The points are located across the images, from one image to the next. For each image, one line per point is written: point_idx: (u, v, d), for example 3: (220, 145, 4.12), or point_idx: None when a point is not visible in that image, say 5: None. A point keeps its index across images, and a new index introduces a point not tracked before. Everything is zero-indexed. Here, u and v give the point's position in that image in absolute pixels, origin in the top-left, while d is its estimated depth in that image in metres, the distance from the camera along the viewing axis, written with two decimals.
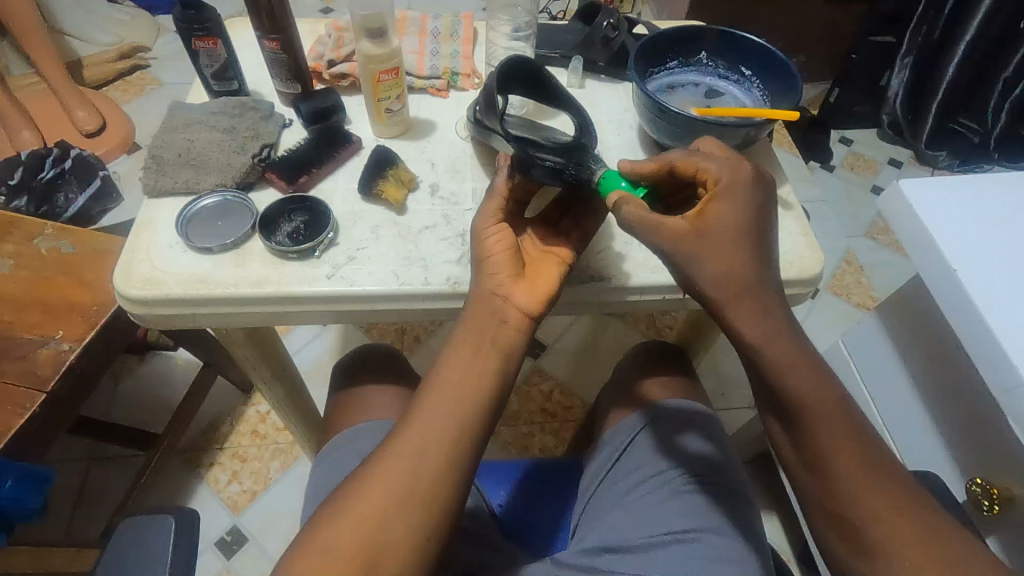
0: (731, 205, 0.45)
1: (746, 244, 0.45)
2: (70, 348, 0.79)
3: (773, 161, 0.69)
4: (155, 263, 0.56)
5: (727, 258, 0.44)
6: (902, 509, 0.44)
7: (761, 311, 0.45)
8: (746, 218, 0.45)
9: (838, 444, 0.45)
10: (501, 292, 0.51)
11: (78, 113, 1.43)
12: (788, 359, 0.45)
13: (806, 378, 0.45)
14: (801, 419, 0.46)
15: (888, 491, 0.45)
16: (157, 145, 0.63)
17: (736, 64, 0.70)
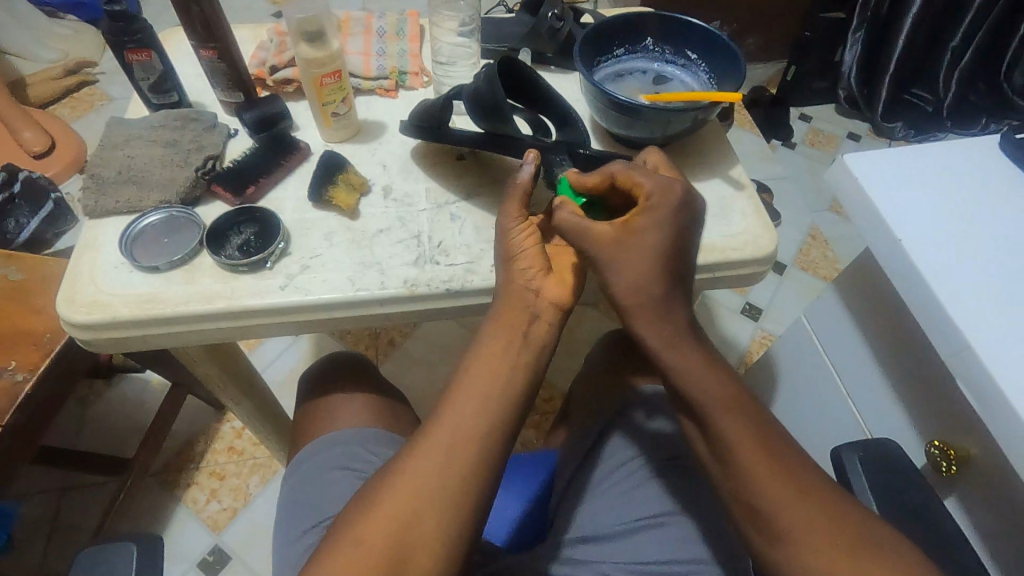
0: (652, 224, 0.49)
1: (660, 265, 0.48)
2: (24, 379, 0.77)
3: (725, 143, 0.69)
4: (100, 285, 0.54)
5: (635, 266, 0.48)
6: (812, 503, 0.43)
7: (651, 314, 0.49)
8: (657, 242, 0.49)
9: (739, 431, 0.46)
10: (534, 289, 0.51)
11: (23, 134, 1.38)
12: (685, 363, 0.48)
13: (711, 382, 0.48)
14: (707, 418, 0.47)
15: (787, 477, 0.44)
16: (96, 163, 0.61)
17: (681, 48, 0.70)
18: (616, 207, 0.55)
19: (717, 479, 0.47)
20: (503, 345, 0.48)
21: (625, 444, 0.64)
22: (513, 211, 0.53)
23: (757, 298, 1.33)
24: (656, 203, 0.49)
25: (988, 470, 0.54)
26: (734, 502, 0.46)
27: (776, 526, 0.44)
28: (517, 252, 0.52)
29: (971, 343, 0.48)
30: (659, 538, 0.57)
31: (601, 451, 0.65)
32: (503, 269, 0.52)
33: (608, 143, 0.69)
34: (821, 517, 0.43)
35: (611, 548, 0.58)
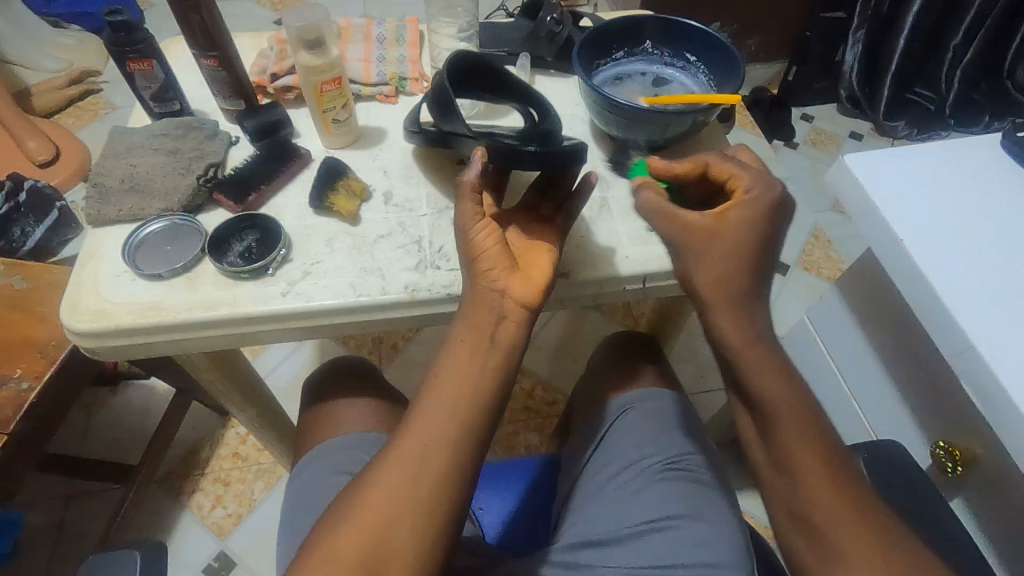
0: (749, 220, 0.47)
1: (747, 265, 0.46)
2: (29, 387, 0.77)
3: (725, 144, 0.69)
4: (103, 294, 0.55)
5: (720, 264, 0.46)
6: (868, 529, 0.43)
7: (738, 308, 0.46)
8: (753, 239, 0.47)
9: (801, 440, 0.45)
10: (496, 290, 0.49)
11: (29, 143, 1.39)
12: (760, 368, 0.46)
13: (776, 384, 0.46)
14: (770, 421, 0.46)
15: (847, 492, 0.44)
16: (99, 172, 0.62)
17: (680, 50, 0.70)
18: (694, 195, 0.53)
19: (778, 486, 0.46)
20: (469, 351, 0.47)
21: (661, 450, 0.63)
22: (467, 200, 0.50)
23: None
24: (759, 199, 0.47)
25: (993, 471, 0.54)
26: (790, 514, 0.45)
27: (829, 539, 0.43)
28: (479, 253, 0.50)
29: (975, 344, 0.48)
30: (666, 542, 0.56)
31: (634, 447, 0.64)
32: (466, 272, 0.51)
33: (608, 146, 0.69)
34: (872, 535, 0.43)
35: (617, 552, 0.57)
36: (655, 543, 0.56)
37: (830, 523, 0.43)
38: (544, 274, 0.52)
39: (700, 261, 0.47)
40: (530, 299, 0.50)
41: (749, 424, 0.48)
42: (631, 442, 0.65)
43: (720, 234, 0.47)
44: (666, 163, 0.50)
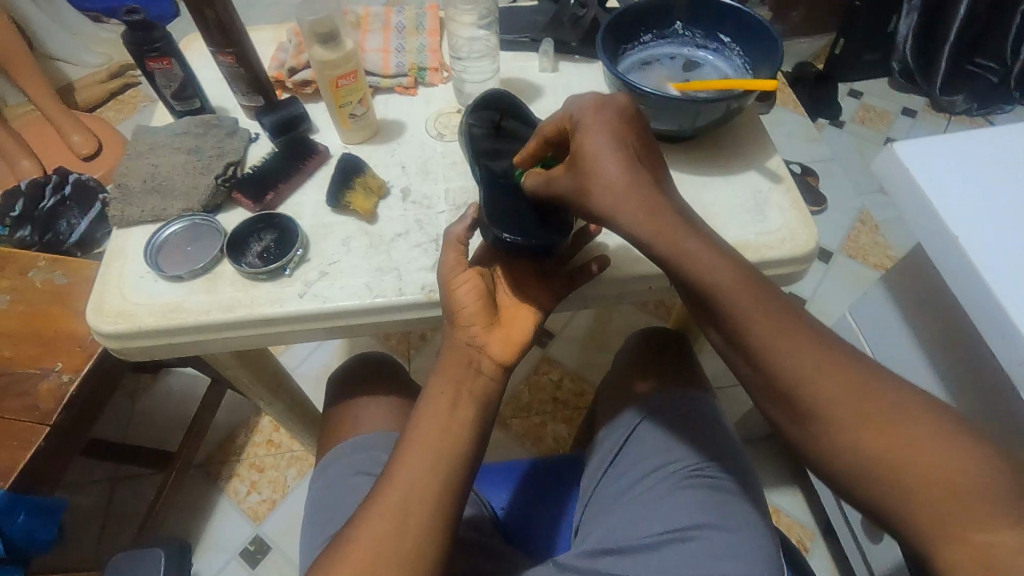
0: (594, 128, 0.43)
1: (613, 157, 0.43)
2: (70, 379, 0.80)
3: (762, 130, 0.64)
4: (127, 295, 0.55)
5: (598, 167, 0.43)
6: (855, 393, 0.37)
7: (631, 190, 0.42)
8: (601, 144, 0.43)
9: (750, 314, 0.39)
10: (471, 341, 0.50)
11: (73, 138, 1.44)
12: (706, 266, 0.40)
13: (710, 261, 0.41)
14: (711, 303, 0.40)
15: (822, 359, 0.38)
16: (123, 173, 0.62)
17: (713, 31, 0.66)
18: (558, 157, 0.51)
19: (769, 408, 0.40)
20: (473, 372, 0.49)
21: (664, 454, 0.62)
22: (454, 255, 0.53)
23: (800, 288, 1.27)
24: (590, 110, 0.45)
25: None
26: (764, 395, 0.40)
27: (829, 433, 0.37)
28: (458, 305, 0.51)
29: None
30: (686, 553, 0.54)
31: (630, 453, 0.64)
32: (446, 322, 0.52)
33: None
34: (858, 399, 0.37)
35: (637, 561, 0.55)
36: (676, 553, 0.54)
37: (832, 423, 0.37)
38: (518, 332, 0.52)
39: (588, 171, 0.43)
40: (498, 353, 0.51)
41: (722, 346, 0.42)
42: (635, 452, 0.63)
43: (580, 160, 0.44)
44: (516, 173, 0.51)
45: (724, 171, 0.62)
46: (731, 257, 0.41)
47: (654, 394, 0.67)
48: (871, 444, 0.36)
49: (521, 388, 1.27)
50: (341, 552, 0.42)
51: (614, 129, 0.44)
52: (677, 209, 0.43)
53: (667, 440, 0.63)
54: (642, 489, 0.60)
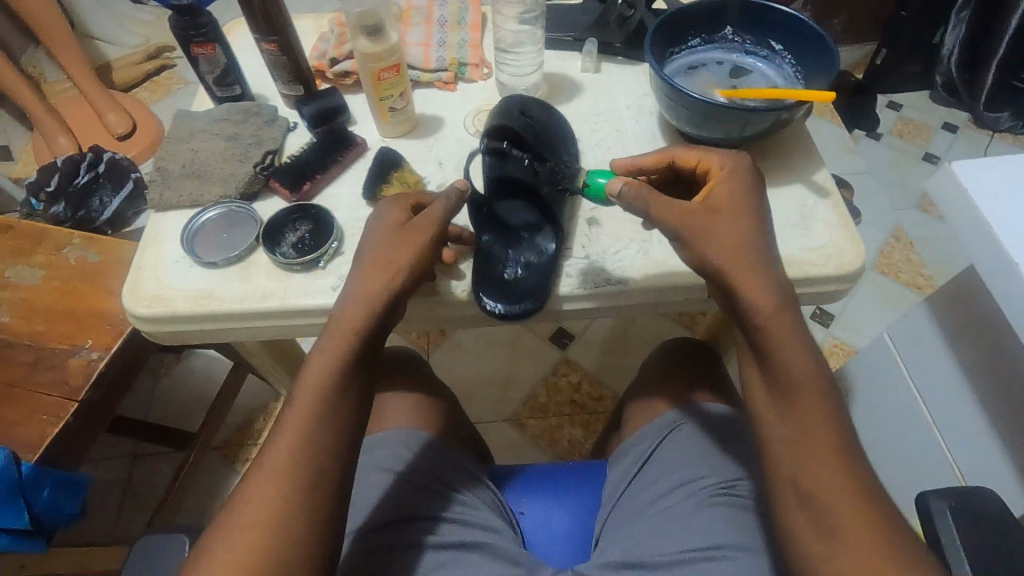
0: (733, 184, 0.47)
1: (751, 240, 0.45)
2: (99, 357, 0.81)
3: (810, 141, 0.62)
4: (163, 279, 0.55)
5: (737, 235, 0.45)
6: (875, 528, 0.38)
7: (755, 272, 0.44)
8: (741, 199, 0.46)
9: (814, 410, 0.41)
10: (369, 312, 0.47)
11: (108, 117, 1.46)
12: (791, 350, 0.42)
13: (796, 355, 0.42)
14: (785, 387, 0.42)
15: (854, 489, 0.39)
16: (162, 157, 0.63)
17: (765, 38, 0.64)
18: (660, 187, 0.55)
19: (788, 501, 0.41)
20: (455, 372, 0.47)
21: (691, 469, 0.60)
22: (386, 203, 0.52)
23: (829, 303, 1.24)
24: (730, 186, 0.47)
25: None
26: (792, 490, 0.40)
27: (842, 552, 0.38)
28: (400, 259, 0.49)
29: None
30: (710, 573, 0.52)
31: (654, 467, 0.62)
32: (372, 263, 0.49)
33: (677, 141, 0.64)
34: (878, 540, 0.38)
35: None
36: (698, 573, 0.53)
37: (846, 532, 0.38)
38: (399, 316, 0.50)
39: (711, 225, 0.45)
40: (381, 330, 0.48)
41: (770, 430, 0.42)
42: (661, 469, 0.62)
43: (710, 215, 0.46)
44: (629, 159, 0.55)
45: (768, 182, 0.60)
46: (818, 361, 0.43)
47: (679, 410, 0.66)
48: None
49: (539, 389, 1.27)
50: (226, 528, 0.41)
51: (751, 203, 0.46)
52: (793, 301, 0.44)
53: (693, 457, 0.61)
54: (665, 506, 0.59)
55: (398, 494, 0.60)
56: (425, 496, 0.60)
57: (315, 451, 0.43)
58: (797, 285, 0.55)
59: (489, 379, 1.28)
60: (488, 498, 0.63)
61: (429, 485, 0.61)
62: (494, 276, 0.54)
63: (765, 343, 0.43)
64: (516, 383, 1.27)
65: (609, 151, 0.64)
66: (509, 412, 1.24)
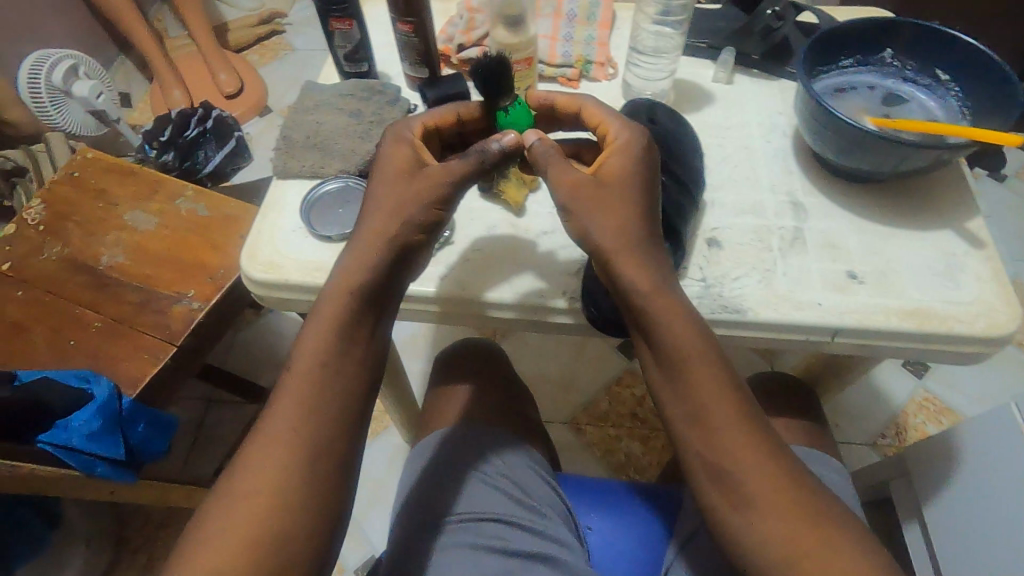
0: (620, 148, 0.46)
1: (638, 205, 0.45)
2: (199, 307, 0.85)
3: (965, 183, 0.57)
4: (279, 246, 0.57)
5: (616, 210, 0.44)
6: (789, 490, 0.40)
7: (638, 253, 0.44)
8: (615, 169, 0.45)
9: (714, 390, 0.41)
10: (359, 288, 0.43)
11: (220, 75, 1.53)
12: (677, 326, 0.43)
13: (683, 329, 0.43)
14: (684, 373, 0.42)
15: (767, 455, 0.41)
16: (288, 126, 0.64)
17: (929, 65, 0.58)
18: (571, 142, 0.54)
19: (703, 486, 0.42)
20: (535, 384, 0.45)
21: None
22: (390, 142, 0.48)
23: None
24: (623, 147, 0.46)
25: None
26: (704, 471, 0.41)
27: (757, 518, 0.40)
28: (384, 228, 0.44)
29: None
30: None
31: None
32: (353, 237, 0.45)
33: (813, 167, 0.60)
34: (793, 500, 0.40)
35: None
36: None
37: (759, 499, 0.40)
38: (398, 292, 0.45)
39: (606, 201, 0.45)
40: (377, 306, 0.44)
41: (680, 424, 0.42)
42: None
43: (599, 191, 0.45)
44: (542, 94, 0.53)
45: (915, 223, 0.55)
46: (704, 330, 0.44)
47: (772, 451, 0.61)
48: (795, 537, 0.39)
49: (601, 396, 1.24)
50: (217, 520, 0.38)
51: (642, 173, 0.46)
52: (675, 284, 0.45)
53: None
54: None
55: (471, 491, 0.59)
56: (496, 495, 0.59)
57: (294, 455, 0.39)
58: (937, 341, 0.50)
59: (551, 378, 1.26)
60: (557, 508, 0.60)
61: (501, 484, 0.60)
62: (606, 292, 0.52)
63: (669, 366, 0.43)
64: (578, 387, 1.25)
65: (736, 170, 0.60)
66: (567, 415, 1.22)
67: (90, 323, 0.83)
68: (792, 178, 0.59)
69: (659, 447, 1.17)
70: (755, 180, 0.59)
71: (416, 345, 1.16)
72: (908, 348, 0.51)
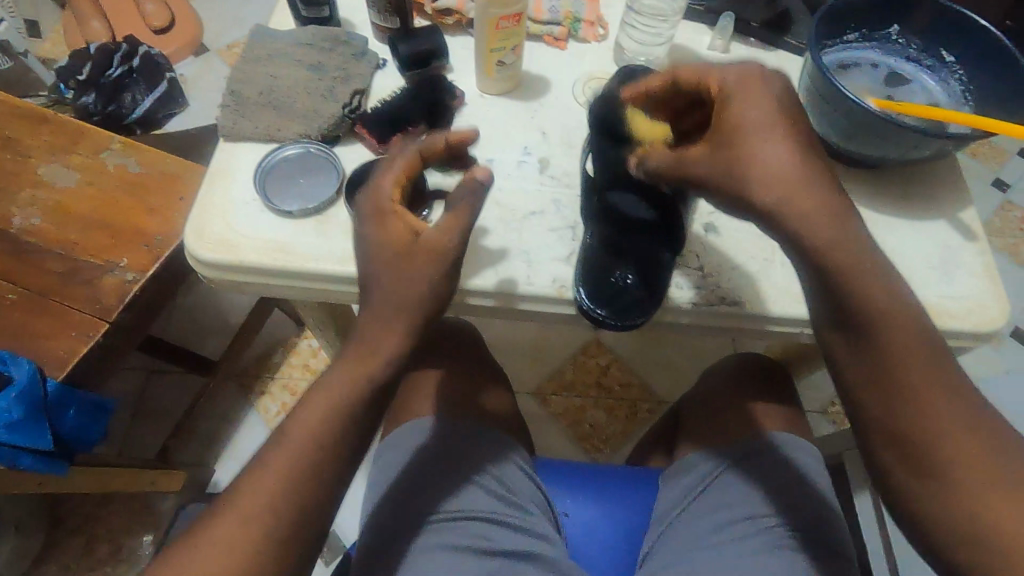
0: (753, 98, 0.38)
1: (798, 170, 0.37)
2: (134, 279, 0.76)
3: (960, 172, 0.55)
4: (231, 222, 0.50)
5: (793, 192, 0.36)
6: (976, 428, 0.35)
7: (781, 194, 0.37)
8: (760, 116, 0.37)
9: (891, 334, 0.36)
10: (430, 289, 0.41)
11: (148, 6, 1.35)
12: (848, 264, 0.37)
13: (851, 264, 0.37)
14: (857, 314, 0.37)
15: (951, 396, 0.36)
16: (237, 80, 0.56)
17: (935, 45, 0.56)
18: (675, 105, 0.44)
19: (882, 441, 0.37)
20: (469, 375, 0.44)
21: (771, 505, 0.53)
22: (371, 223, 0.42)
23: None
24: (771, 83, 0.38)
25: None
26: (880, 428, 0.37)
27: (944, 480, 0.35)
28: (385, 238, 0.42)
29: None
30: None
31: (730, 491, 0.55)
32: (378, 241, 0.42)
33: None
34: (983, 445, 0.35)
35: None
36: None
37: (946, 457, 0.35)
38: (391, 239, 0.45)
39: (738, 172, 0.38)
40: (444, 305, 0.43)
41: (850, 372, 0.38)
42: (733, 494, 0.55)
43: (736, 138, 0.37)
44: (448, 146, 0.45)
45: (911, 214, 0.53)
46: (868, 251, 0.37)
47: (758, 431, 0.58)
48: (987, 494, 0.34)
49: (566, 366, 1.22)
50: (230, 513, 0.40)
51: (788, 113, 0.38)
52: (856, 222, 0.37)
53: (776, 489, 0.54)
54: (731, 540, 0.52)
55: (460, 496, 0.53)
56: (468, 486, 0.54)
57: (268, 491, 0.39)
58: (928, 335, 0.49)
59: (517, 347, 1.23)
60: (540, 501, 0.56)
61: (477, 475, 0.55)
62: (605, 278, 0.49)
63: (873, 400, 0.37)
64: (545, 356, 1.23)
65: None
66: (532, 385, 1.20)
67: (3, 297, 0.73)
68: None
69: (624, 416, 1.18)
70: None
71: None
72: None
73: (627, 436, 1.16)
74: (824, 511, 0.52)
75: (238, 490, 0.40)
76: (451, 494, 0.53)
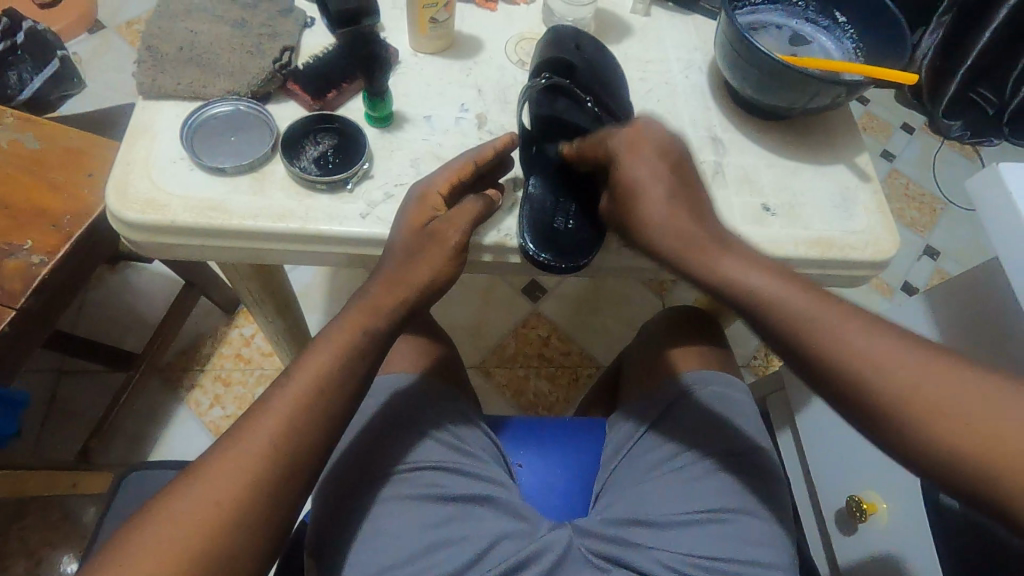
0: (636, 163, 0.50)
1: (682, 214, 0.48)
2: (41, 262, 0.70)
3: (854, 123, 0.61)
4: (158, 182, 0.47)
5: (677, 221, 0.48)
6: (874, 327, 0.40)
7: (657, 229, 0.48)
8: (638, 187, 0.49)
9: (767, 282, 0.44)
10: (434, 274, 0.47)
11: None
12: (705, 252, 0.47)
13: (685, 234, 0.47)
14: (729, 272, 0.45)
15: (844, 308, 0.42)
16: (154, 37, 0.53)
17: (830, 8, 0.62)
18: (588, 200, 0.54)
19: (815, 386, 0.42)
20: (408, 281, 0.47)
21: (707, 428, 0.55)
22: (413, 202, 0.49)
23: None
24: (648, 137, 0.51)
25: None
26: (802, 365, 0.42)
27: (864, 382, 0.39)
28: (403, 229, 0.48)
29: None
30: (721, 536, 0.50)
31: (673, 420, 0.57)
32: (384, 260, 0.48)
33: (726, 103, 0.61)
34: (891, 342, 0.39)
35: (665, 537, 0.51)
36: (712, 536, 0.50)
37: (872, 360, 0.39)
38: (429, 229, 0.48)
39: (642, 219, 0.49)
40: (428, 285, 0.47)
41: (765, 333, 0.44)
42: (680, 427, 0.56)
43: (635, 194, 0.49)
44: (494, 151, 0.51)
45: (813, 160, 0.59)
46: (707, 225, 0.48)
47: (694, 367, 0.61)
48: (914, 385, 0.38)
49: (508, 339, 1.24)
50: (207, 472, 0.39)
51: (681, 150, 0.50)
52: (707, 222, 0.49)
53: (710, 419, 0.56)
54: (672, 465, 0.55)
55: (402, 443, 0.52)
56: (408, 431, 0.53)
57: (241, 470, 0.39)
58: (834, 265, 0.55)
59: (458, 324, 1.24)
60: (488, 447, 0.57)
61: (414, 419, 0.54)
62: (545, 222, 0.52)
63: (790, 342, 0.42)
64: (486, 331, 1.24)
65: (659, 104, 0.60)
66: (475, 360, 1.21)
67: None
68: (709, 114, 0.60)
69: (566, 383, 1.21)
70: (677, 116, 0.60)
71: (310, 298, 1.06)
72: (810, 274, 0.55)
73: (570, 402, 1.19)
74: (757, 433, 0.56)
75: (211, 473, 0.39)
76: (406, 448, 0.52)
